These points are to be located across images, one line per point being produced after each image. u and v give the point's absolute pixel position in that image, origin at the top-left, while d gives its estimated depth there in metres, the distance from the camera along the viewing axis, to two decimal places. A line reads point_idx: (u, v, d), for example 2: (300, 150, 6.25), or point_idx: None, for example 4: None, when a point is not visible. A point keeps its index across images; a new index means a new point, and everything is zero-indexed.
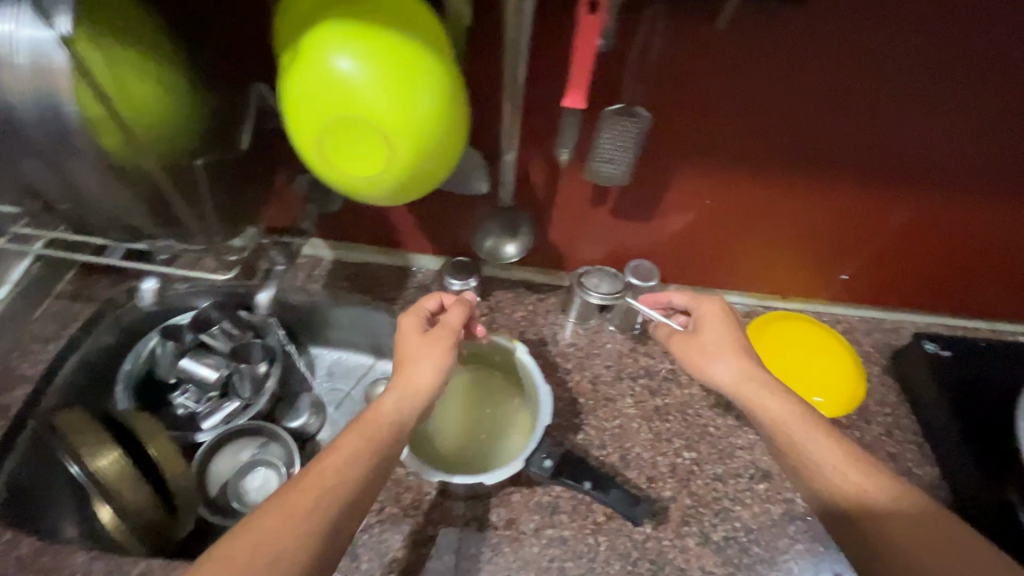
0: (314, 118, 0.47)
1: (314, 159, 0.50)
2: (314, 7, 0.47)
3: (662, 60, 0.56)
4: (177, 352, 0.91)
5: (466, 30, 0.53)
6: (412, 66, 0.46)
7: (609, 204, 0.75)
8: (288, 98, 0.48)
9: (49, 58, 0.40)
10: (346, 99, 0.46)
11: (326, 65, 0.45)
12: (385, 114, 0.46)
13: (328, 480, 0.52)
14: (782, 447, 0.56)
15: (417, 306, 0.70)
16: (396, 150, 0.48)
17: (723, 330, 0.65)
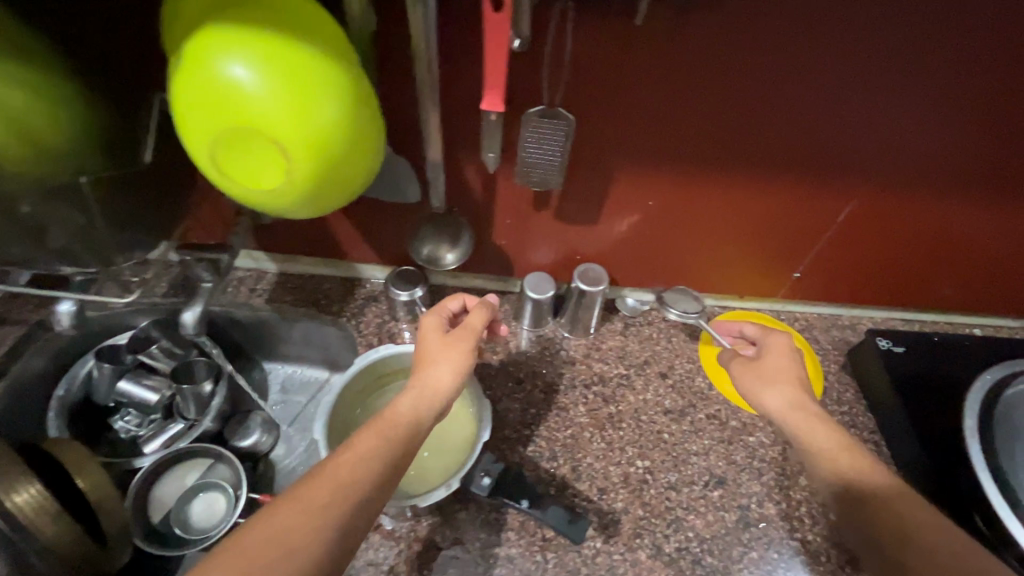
0: (203, 128, 0.44)
1: (210, 171, 0.47)
2: (202, 8, 0.43)
3: (586, 59, 0.54)
4: (115, 374, 0.87)
5: (373, 31, 0.50)
6: (311, 75, 0.44)
7: (551, 208, 0.73)
8: (175, 105, 0.44)
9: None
10: (237, 109, 0.43)
11: (215, 72, 0.42)
12: (281, 125, 0.44)
13: (341, 477, 0.50)
14: (826, 471, 0.56)
15: (442, 306, 0.70)
16: (296, 162, 0.46)
17: (785, 362, 0.66)
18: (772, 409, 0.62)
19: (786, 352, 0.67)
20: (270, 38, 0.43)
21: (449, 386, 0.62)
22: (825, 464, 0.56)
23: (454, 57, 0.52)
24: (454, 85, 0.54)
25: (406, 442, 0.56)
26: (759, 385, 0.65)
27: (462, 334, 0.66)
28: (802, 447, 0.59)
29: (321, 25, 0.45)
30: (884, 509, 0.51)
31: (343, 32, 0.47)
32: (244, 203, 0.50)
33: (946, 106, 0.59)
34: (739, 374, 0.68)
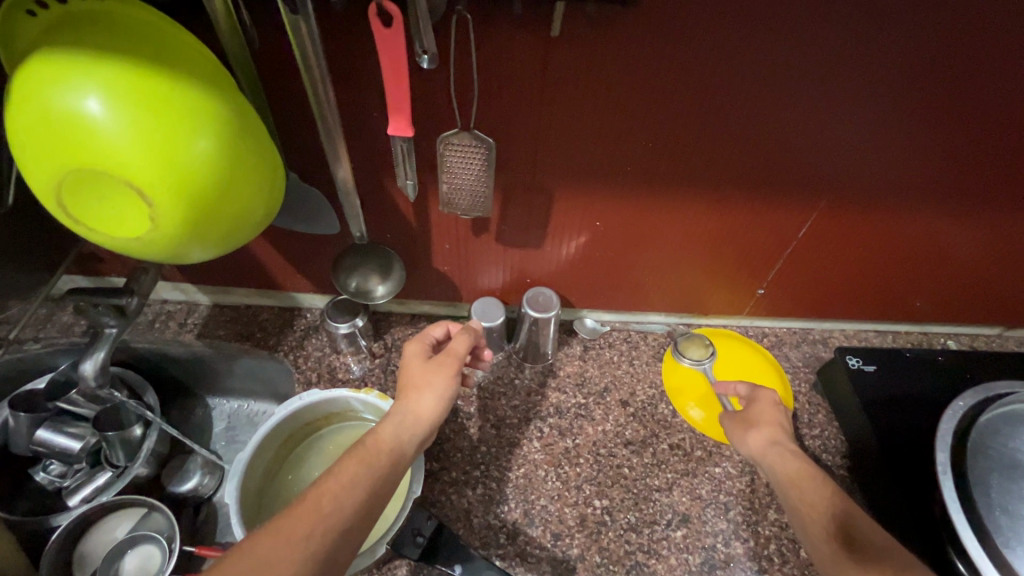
0: (40, 167, 0.38)
1: (59, 214, 0.41)
2: (44, 32, 0.38)
3: (505, 78, 0.49)
4: (33, 422, 0.80)
5: (254, 54, 0.44)
6: (171, 105, 0.38)
7: (492, 233, 0.67)
8: (11, 141, 0.38)
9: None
10: (73, 145, 0.37)
11: (43, 105, 0.36)
12: (126, 162, 0.37)
13: (322, 508, 0.45)
14: (789, 497, 0.55)
15: (424, 332, 0.64)
16: (159, 203, 0.40)
17: (773, 411, 0.64)
18: (753, 447, 0.61)
19: (774, 406, 0.64)
20: (108, 64, 0.37)
21: (431, 412, 0.56)
22: (790, 490, 0.55)
23: (351, 81, 0.46)
24: (355, 107, 0.48)
25: (389, 472, 0.51)
26: (743, 428, 0.64)
27: (443, 361, 0.60)
28: (781, 485, 0.56)
29: (180, 49, 0.39)
30: (860, 539, 0.48)
31: (217, 59, 0.41)
32: (111, 249, 0.44)
33: (909, 112, 0.55)
34: (727, 423, 0.66)
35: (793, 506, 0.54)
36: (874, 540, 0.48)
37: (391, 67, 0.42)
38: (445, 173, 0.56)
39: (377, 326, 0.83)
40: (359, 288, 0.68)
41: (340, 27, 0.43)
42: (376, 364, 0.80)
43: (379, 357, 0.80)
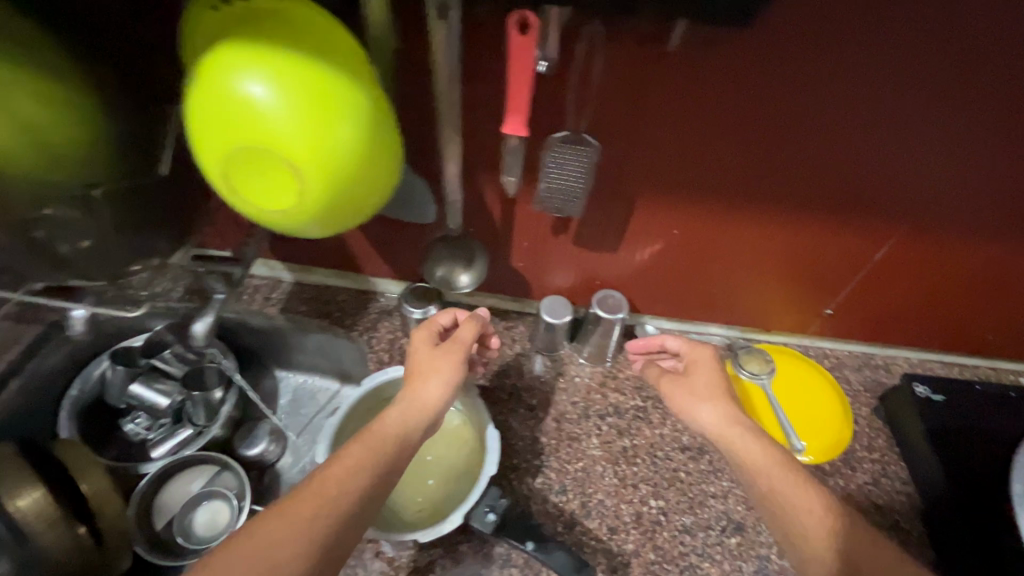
0: (218, 144, 0.43)
1: (221, 187, 0.46)
2: (225, 23, 0.43)
3: (611, 87, 0.52)
4: (128, 376, 0.86)
5: (393, 52, 0.48)
6: (326, 94, 0.42)
7: (571, 233, 0.70)
8: (194, 119, 0.44)
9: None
10: (250, 127, 0.42)
11: (230, 91, 0.41)
12: (294, 145, 0.42)
13: (327, 491, 0.49)
14: (763, 492, 0.54)
15: (431, 320, 0.67)
16: (308, 182, 0.44)
17: (714, 376, 0.65)
18: (709, 425, 0.60)
19: (710, 363, 0.66)
20: (289, 60, 0.42)
21: (435, 399, 0.59)
22: (761, 480, 0.54)
23: (477, 81, 0.50)
24: (475, 106, 0.52)
25: (393, 458, 0.54)
26: (694, 401, 0.63)
27: (451, 347, 0.64)
28: (744, 471, 0.55)
29: (344, 48, 0.44)
30: (824, 554, 0.49)
31: (363, 51, 0.45)
32: (259, 221, 0.49)
33: (1004, 144, 0.55)
34: (670, 391, 0.67)
35: (753, 497, 0.55)
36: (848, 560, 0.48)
37: (519, 71, 0.45)
38: (548, 171, 0.58)
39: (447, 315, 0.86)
40: (444, 276, 0.70)
41: (474, 31, 0.46)
42: None
43: None
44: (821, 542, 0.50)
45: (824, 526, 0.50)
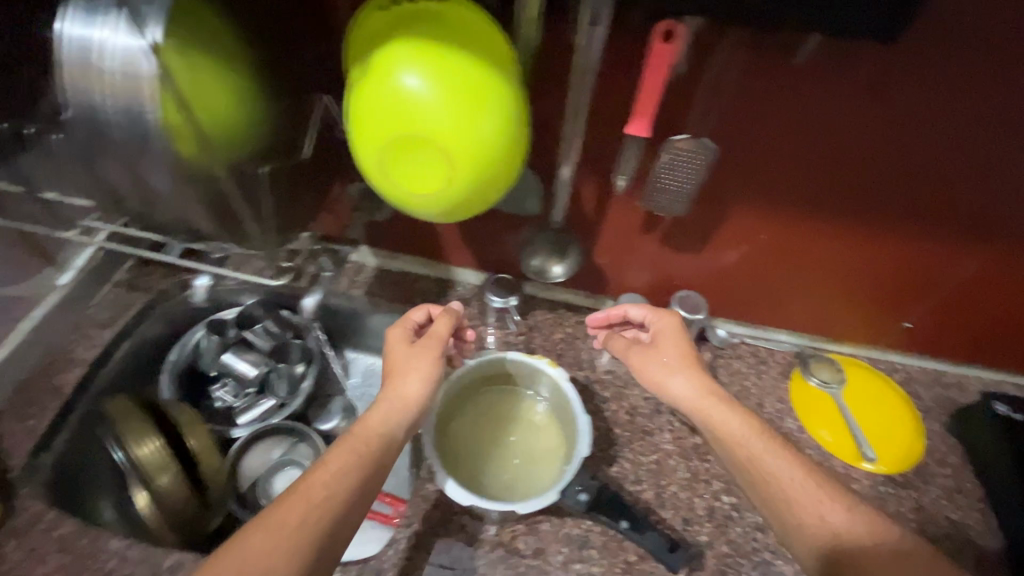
0: (381, 131, 0.47)
1: (373, 170, 0.50)
2: (390, 23, 0.48)
3: (732, 94, 0.54)
4: (220, 346, 0.89)
5: (537, 50, 0.52)
6: (478, 90, 0.46)
7: (660, 233, 0.73)
8: (359, 107, 0.48)
9: (136, 62, 0.40)
10: (417, 118, 0.46)
11: (401, 84, 0.46)
12: (454, 137, 0.47)
13: (314, 495, 0.51)
14: (743, 461, 0.58)
15: (405, 318, 0.70)
16: (455, 169, 0.48)
17: (678, 343, 0.69)
18: (683, 396, 0.65)
19: (676, 329, 0.70)
20: (456, 61, 0.46)
21: (416, 397, 0.62)
22: (738, 450, 0.59)
23: (612, 81, 0.53)
24: (603, 105, 0.55)
25: (381, 452, 0.58)
26: (665, 371, 0.67)
27: (426, 343, 0.67)
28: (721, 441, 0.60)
29: (500, 51, 0.48)
30: (807, 516, 0.53)
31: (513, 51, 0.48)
32: (398, 205, 0.53)
33: None
34: (637, 358, 0.70)
35: (732, 466, 0.60)
36: (826, 519, 0.52)
37: (653, 75, 0.48)
38: (659, 177, 0.61)
39: (522, 306, 0.90)
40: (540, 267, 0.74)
41: (620, 34, 0.49)
42: (519, 340, 0.87)
43: (523, 335, 0.87)
44: (804, 505, 0.54)
45: (804, 488, 0.54)
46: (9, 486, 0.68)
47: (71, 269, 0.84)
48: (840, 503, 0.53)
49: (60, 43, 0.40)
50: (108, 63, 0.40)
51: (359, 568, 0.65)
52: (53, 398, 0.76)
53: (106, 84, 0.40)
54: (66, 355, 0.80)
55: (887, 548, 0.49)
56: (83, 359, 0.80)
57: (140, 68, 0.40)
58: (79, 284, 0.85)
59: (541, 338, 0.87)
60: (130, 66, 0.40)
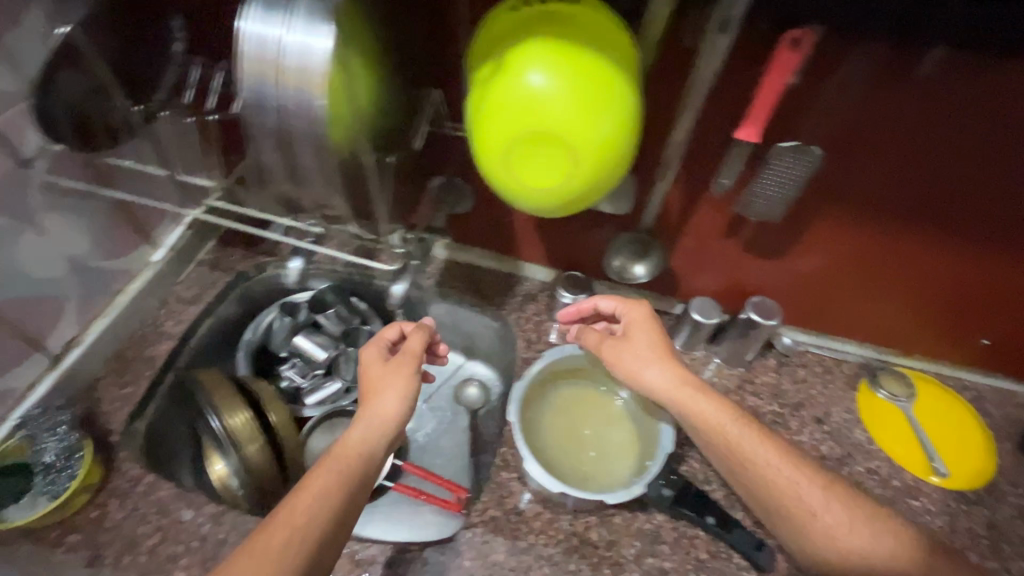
0: (508, 126, 0.48)
1: (493, 166, 0.51)
2: (521, 23, 0.49)
3: (842, 104, 0.55)
4: (292, 328, 0.93)
5: (657, 51, 0.53)
6: (608, 88, 0.48)
7: (741, 237, 0.74)
8: (485, 104, 0.49)
9: (313, 54, 0.38)
10: (546, 113, 0.47)
11: (532, 81, 0.47)
12: (581, 133, 0.48)
13: (295, 520, 0.53)
14: (722, 446, 0.63)
15: (379, 336, 0.72)
16: (580, 164, 0.49)
17: (651, 335, 0.69)
18: (658, 387, 0.66)
19: (648, 320, 0.70)
20: (587, 60, 0.47)
21: (394, 414, 0.63)
22: (720, 436, 0.63)
23: (726, 85, 0.54)
24: (713, 107, 0.56)
25: (359, 474, 0.58)
26: (638, 364, 0.68)
27: (403, 360, 0.68)
28: (702, 429, 0.64)
29: (625, 52, 0.49)
30: (789, 499, 0.59)
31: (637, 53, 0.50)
32: (510, 199, 0.54)
33: None
34: (609, 354, 0.70)
35: (715, 453, 0.64)
36: (805, 503, 0.58)
37: (775, 80, 0.49)
38: (759, 181, 0.62)
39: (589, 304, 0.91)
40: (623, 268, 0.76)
41: (743, 38, 0.50)
42: None
43: None
44: (785, 488, 0.59)
45: (784, 473, 0.60)
46: (110, 449, 0.71)
47: (162, 247, 0.87)
48: (814, 483, 0.59)
49: (237, 38, 0.39)
50: (286, 58, 0.39)
51: (439, 547, 0.67)
52: (146, 368, 0.80)
53: (279, 78, 0.39)
54: (156, 328, 0.84)
55: (863, 526, 0.56)
56: (172, 333, 0.84)
57: (318, 57, 0.39)
58: (170, 261, 0.88)
59: None
60: (308, 59, 0.39)
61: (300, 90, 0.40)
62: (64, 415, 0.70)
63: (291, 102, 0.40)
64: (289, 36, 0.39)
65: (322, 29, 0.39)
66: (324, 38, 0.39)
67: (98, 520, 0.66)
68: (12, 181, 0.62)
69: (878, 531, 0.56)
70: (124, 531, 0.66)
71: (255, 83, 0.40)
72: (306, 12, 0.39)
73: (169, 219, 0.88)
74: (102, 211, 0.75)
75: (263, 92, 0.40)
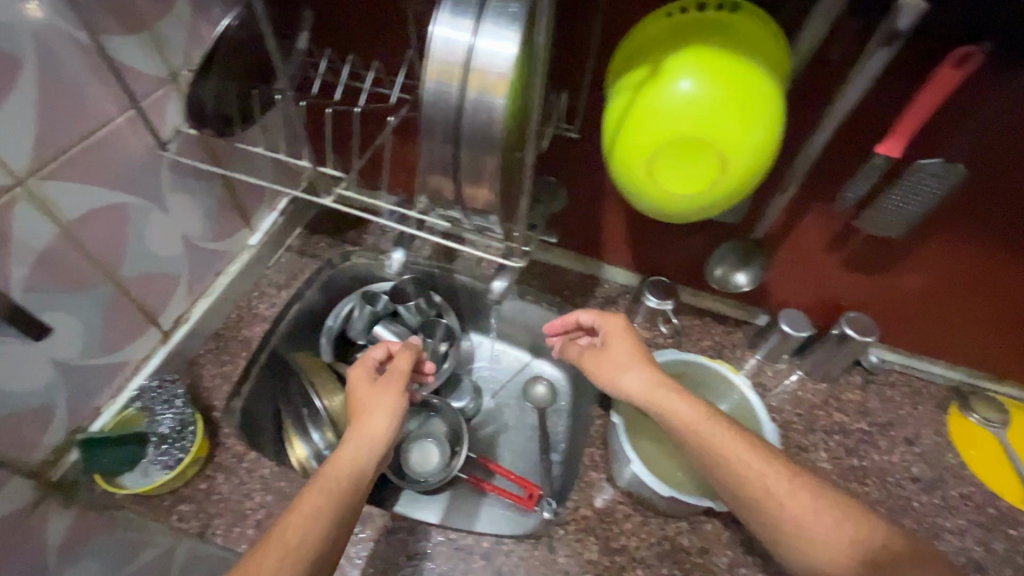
0: (662, 131, 0.49)
1: (638, 169, 0.52)
2: (674, 31, 0.50)
3: (984, 128, 0.54)
4: (372, 317, 0.93)
5: (808, 61, 0.53)
6: (764, 98, 0.48)
7: (844, 253, 0.73)
8: (638, 108, 0.50)
9: (503, 58, 0.40)
10: (705, 116, 0.47)
11: (692, 88, 0.47)
12: (739, 137, 0.48)
13: (290, 538, 0.53)
14: (691, 443, 0.59)
15: (367, 356, 0.74)
16: (728, 173, 0.50)
17: (629, 344, 0.69)
18: (634, 390, 0.65)
19: (623, 331, 0.71)
20: (747, 64, 0.47)
21: (383, 431, 0.64)
22: (692, 434, 0.60)
23: (875, 98, 0.54)
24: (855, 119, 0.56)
25: (351, 490, 0.58)
26: (616, 371, 0.67)
27: (390, 379, 0.70)
28: (675, 428, 0.61)
29: (780, 59, 0.49)
30: (757, 493, 0.56)
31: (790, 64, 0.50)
32: (645, 204, 0.55)
33: None
34: (593, 366, 0.70)
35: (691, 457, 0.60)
36: (772, 493, 0.55)
37: (933, 97, 0.49)
38: (887, 198, 0.60)
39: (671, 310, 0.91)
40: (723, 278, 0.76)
41: (904, 52, 0.50)
42: (667, 344, 0.88)
43: (670, 338, 0.89)
44: (755, 482, 0.56)
45: (747, 463, 0.57)
46: (214, 425, 0.74)
47: (258, 231, 0.89)
48: (782, 474, 0.56)
49: (427, 40, 0.41)
50: (475, 61, 0.40)
51: (533, 542, 0.68)
52: (242, 348, 0.82)
53: (464, 80, 0.41)
54: (251, 310, 0.87)
55: (828, 512, 0.54)
56: (266, 315, 0.86)
57: (508, 61, 0.40)
58: (264, 246, 0.91)
59: (690, 343, 0.88)
60: (499, 58, 0.40)
61: (490, 86, 0.40)
62: (179, 390, 0.72)
63: (473, 103, 0.41)
64: (479, 40, 0.40)
65: (509, 28, 0.40)
66: (512, 43, 0.40)
67: (207, 492, 0.69)
68: (151, 160, 0.64)
69: (843, 523, 0.53)
70: (233, 504, 0.68)
71: (444, 82, 0.41)
72: (498, 18, 0.40)
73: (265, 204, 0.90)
74: (213, 194, 0.78)
75: (451, 91, 0.41)
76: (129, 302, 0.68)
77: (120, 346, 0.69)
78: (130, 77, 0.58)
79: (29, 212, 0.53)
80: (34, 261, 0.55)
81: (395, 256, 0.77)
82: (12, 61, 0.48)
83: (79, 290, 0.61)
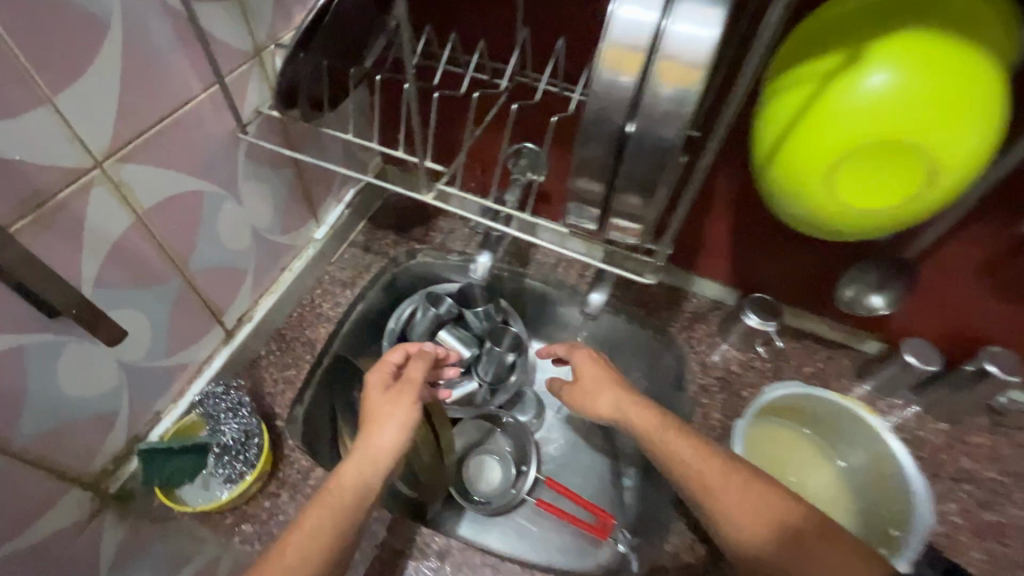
0: (848, 138, 0.41)
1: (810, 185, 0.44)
2: (875, 8, 0.40)
3: None
4: (435, 321, 0.85)
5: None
6: (990, 96, 0.39)
7: (998, 279, 0.64)
8: (816, 113, 0.42)
9: (701, 44, 0.33)
10: (906, 121, 0.39)
11: (903, 83, 0.39)
12: (946, 146, 0.40)
13: (287, 559, 0.50)
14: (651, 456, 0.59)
15: (384, 361, 0.67)
16: (924, 186, 0.43)
17: (598, 368, 0.68)
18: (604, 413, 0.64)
19: (589, 355, 0.69)
20: (965, 54, 0.38)
21: (392, 447, 0.59)
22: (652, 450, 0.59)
23: None
24: None
25: (354, 510, 0.54)
26: (589, 398, 0.66)
27: (403, 389, 0.63)
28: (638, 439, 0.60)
29: (1005, 49, 0.41)
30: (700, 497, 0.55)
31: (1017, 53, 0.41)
32: (807, 216, 0.48)
33: None
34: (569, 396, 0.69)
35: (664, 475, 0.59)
36: (711, 496, 0.54)
37: None
38: None
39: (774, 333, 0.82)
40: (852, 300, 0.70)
41: None
42: (766, 369, 0.79)
43: (768, 362, 0.80)
44: (700, 486, 0.55)
45: (695, 470, 0.56)
46: (278, 436, 0.68)
47: (325, 225, 0.83)
48: (721, 477, 0.54)
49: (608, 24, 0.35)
50: (667, 49, 0.34)
51: None
52: (306, 351, 0.76)
53: (651, 71, 0.35)
54: (314, 310, 0.80)
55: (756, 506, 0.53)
56: (330, 316, 0.80)
57: (707, 46, 0.33)
58: (329, 241, 0.84)
59: (791, 370, 0.79)
60: (696, 44, 0.33)
61: (680, 77, 0.34)
62: (244, 397, 0.65)
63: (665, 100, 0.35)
64: (673, 23, 0.34)
65: (709, 9, 0.34)
66: (713, 25, 0.33)
67: (272, 511, 0.63)
68: (228, 144, 0.58)
69: (766, 512, 0.52)
70: None
71: (622, 72, 0.35)
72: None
73: (332, 196, 0.84)
74: (286, 183, 0.72)
75: (631, 84, 0.35)
76: (196, 299, 0.62)
77: (186, 346, 0.63)
78: (217, 51, 0.52)
79: (105, 198, 0.47)
80: (106, 253, 0.49)
81: (480, 259, 0.72)
82: (98, 25, 0.42)
83: (148, 287, 0.55)
